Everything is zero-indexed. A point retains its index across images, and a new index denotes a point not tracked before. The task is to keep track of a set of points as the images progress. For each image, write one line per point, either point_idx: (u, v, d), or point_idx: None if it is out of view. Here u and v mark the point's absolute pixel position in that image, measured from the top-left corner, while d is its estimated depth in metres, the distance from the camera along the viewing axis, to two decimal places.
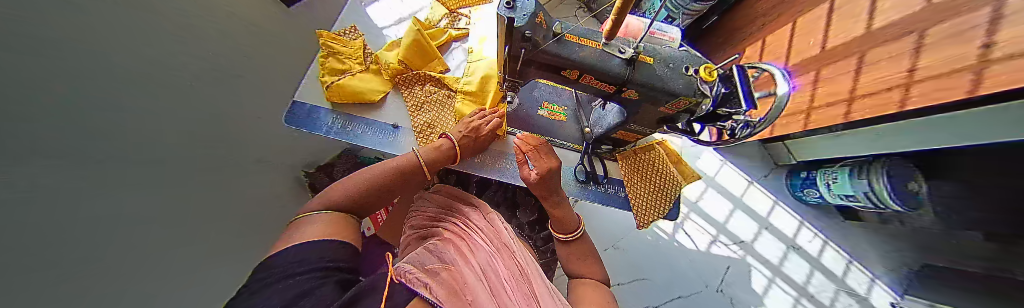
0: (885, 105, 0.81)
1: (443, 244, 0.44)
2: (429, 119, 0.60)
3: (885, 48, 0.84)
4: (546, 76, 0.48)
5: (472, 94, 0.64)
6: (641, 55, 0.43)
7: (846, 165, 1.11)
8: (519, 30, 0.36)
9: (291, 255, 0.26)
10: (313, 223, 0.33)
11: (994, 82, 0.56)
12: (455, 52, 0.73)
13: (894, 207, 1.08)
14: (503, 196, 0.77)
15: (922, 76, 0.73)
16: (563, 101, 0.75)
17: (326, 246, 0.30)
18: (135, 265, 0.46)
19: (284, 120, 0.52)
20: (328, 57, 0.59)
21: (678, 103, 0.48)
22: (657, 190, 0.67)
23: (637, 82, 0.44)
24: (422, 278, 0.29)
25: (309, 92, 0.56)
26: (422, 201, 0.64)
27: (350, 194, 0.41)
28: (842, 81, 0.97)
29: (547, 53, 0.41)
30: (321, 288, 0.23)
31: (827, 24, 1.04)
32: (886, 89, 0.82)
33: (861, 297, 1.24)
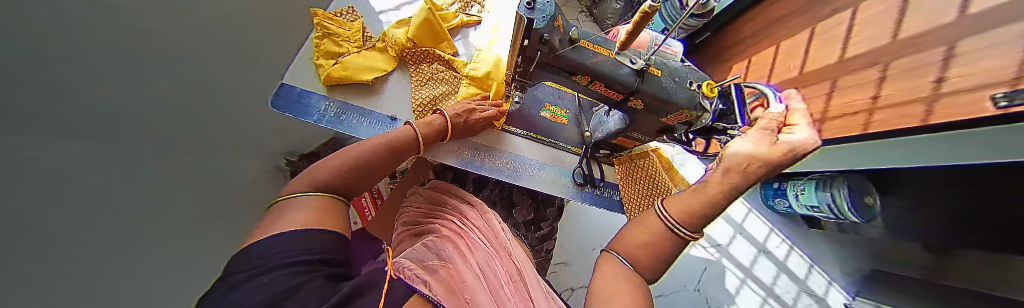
0: (850, 126, 0.91)
1: (440, 240, 0.44)
2: (431, 95, 0.59)
3: (854, 76, 0.92)
4: (555, 80, 0.49)
5: (476, 80, 0.63)
6: (651, 67, 0.45)
7: (813, 178, 1.22)
8: (538, 32, 0.37)
9: (271, 245, 0.24)
10: (294, 209, 0.30)
11: (944, 114, 0.64)
12: (463, 39, 0.71)
13: (851, 218, 1.19)
14: (500, 195, 0.77)
15: (883, 103, 0.80)
16: (565, 105, 0.76)
17: (311, 235, 0.27)
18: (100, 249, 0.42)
19: (269, 103, 0.47)
20: (323, 38, 0.56)
21: (679, 116, 0.50)
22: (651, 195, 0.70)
23: (645, 91, 0.46)
24: (422, 274, 0.29)
25: (299, 75, 0.53)
26: (418, 197, 0.63)
27: (338, 173, 0.38)
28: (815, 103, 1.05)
29: (562, 57, 0.42)
30: (312, 282, 0.21)
31: (806, 50, 1.12)
32: (852, 113, 0.90)
33: (819, 298, 1.36)
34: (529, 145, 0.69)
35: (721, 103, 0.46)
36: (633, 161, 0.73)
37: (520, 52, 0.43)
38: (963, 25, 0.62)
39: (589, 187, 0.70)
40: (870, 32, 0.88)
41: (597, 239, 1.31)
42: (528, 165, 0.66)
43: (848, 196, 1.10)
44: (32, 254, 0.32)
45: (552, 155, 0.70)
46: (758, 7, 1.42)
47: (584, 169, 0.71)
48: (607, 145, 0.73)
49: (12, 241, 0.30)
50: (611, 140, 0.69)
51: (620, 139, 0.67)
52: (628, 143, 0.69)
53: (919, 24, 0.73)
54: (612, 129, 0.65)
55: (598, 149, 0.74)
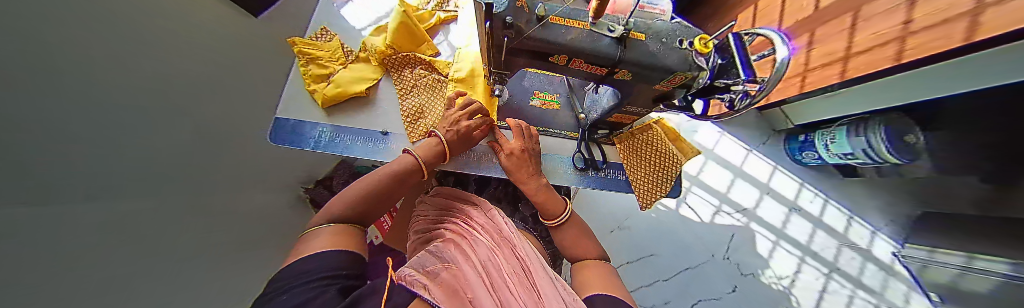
0: (879, 60, 0.81)
1: (444, 244, 0.44)
2: (416, 104, 0.59)
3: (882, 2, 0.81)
4: (535, 65, 0.47)
5: (462, 80, 0.62)
6: (632, 32, 0.41)
7: (844, 123, 1.12)
8: (500, 16, 0.36)
9: (297, 268, 0.25)
10: (316, 238, 0.31)
11: (988, 28, 0.56)
12: (445, 35, 0.70)
13: (891, 159, 1.09)
14: (504, 192, 0.78)
15: (919, 27, 0.71)
16: (555, 89, 0.74)
17: (331, 256, 0.28)
18: (159, 292, 0.46)
19: (269, 139, 0.48)
20: (308, 63, 0.56)
21: (675, 80, 0.45)
22: (659, 169, 0.67)
23: (630, 61, 0.42)
24: (420, 277, 0.29)
25: (288, 102, 0.54)
26: (424, 205, 0.64)
27: (350, 204, 0.38)
28: (836, 40, 0.95)
29: (537, 39, 0.39)
30: (324, 294, 0.21)
31: None
32: (880, 45, 0.81)
33: (864, 250, 1.27)
34: None
35: (720, 57, 0.43)
36: (635, 137, 0.71)
37: (489, 40, 0.41)
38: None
39: (591, 171, 0.67)
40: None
41: (614, 220, 1.29)
42: None
43: (884, 136, 1.01)
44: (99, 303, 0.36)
45: (546, 143, 0.68)
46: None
47: (584, 152, 0.69)
48: (605, 124, 0.71)
49: (79, 296, 0.33)
50: (607, 119, 0.67)
51: (616, 116, 0.65)
52: (626, 119, 0.66)
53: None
54: (607, 106, 0.61)
55: (596, 129, 0.72)
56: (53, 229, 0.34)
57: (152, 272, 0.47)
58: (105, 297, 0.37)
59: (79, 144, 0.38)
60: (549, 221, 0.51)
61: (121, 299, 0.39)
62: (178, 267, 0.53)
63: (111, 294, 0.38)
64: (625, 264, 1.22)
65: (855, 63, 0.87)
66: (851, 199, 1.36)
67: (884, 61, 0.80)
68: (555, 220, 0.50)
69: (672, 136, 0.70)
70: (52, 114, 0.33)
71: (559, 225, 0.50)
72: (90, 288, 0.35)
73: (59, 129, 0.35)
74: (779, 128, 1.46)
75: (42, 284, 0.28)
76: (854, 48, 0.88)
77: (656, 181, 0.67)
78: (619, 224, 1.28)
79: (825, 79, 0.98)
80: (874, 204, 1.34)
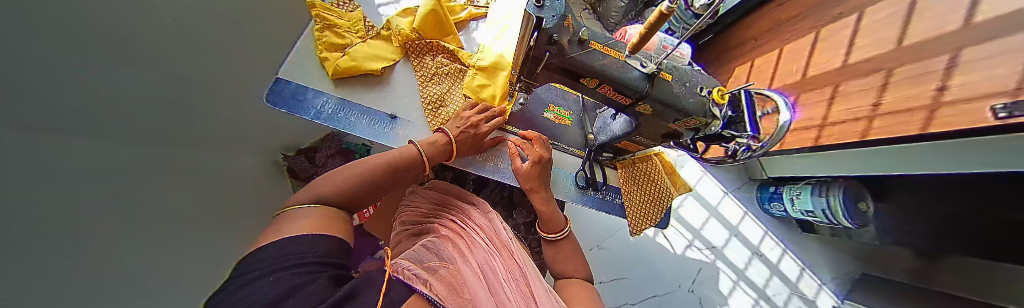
0: (848, 134, 0.91)
1: (440, 242, 0.44)
2: (438, 92, 0.59)
3: (860, 82, 0.91)
4: (558, 81, 0.49)
5: (484, 70, 0.61)
6: (662, 72, 0.45)
7: (810, 182, 1.24)
8: (547, 32, 0.38)
9: (278, 246, 0.23)
10: (297, 217, 0.29)
11: (942, 124, 0.66)
12: (472, 29, 0.70)
13: (845, 222, 1.18)
14: (500, 196, 0.79)
15: (886, 111, 0.80)
16: (569, 106, 0.75)
17: (317, 241, 0.26)
18: (111, 237, 0.42)
19: (265, 98, 0.46)
20: (324, 30, 0.54)
21: (689, 122, 0.50)
22: (651, 199, 0.71)
23: (653, 97, 0.46)
24: (418, 272, 0.30)
25: (294, 67, 0.51)
26: (416, 197, 0.63)
27: (338, 187, 0.36)
28: (819, 107, 1.05)
29: (573, 61, 0.42)
30: (317, 281, 0.21)
31: (810, 54, 1.11)
32: (852, 119, 0.90)
33: (810, 300, 1.38)
34: None
35: (732, 110, 0.46)
36: (636, 165, 0.75)
37: (529, 52, 0.43)
38: (969, 33, 0.63)
39: (591, 190, 0.70)
40: (874, 41, 0.89)
41: (594, 239, 1.32)
42: None
43: (842, 199, 1.12)
44: (56, 236, 0.33)
45: (553, 156, 0.70)
46: (771, 4, 1.36)
47: (586, 172, 0.70)
48: (610, 148, 0.73)
49: (39, 224, 0.30)
50: (614, 144, 0.70)
51: (625, 143, 0.69)
52: (631, 146, 0.70)
53: (927, 28, 0.73)
54: (617, 133, 0.65)
55: (601, 153, 0.74)
56: (24, 152, 0.31)
57: (111, 216, 0.43)
58: (62, 236, 0.34)
59: (54, 59, 0.34)
60: (550, 233, 0.52)
61: (72, 238, 0.36)
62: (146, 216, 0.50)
63: (72, 231, 0.35)
64: (599, 283, 1.24)
65: (829, 132, 0.98)
66: (806, 252, 1.48)
67: (853, 135, 0.90)
68: (557, 234, 0.51)
69: (667, 169, 0.74)
70: (33, 26, 0.30)
71: (562, 239, 0.51)
72: (53, 221, 0.33)
73: (35, 41, 0.31)
74: (755, 176, 1.58)
75: (3, 207, 0.26)
76: (829, 118, 0.99)
77: (645, 209, 0.70)
78: (598, 243, 1.32)
79: (804, 139, 1.09)
80: (824, 260, 1.47)
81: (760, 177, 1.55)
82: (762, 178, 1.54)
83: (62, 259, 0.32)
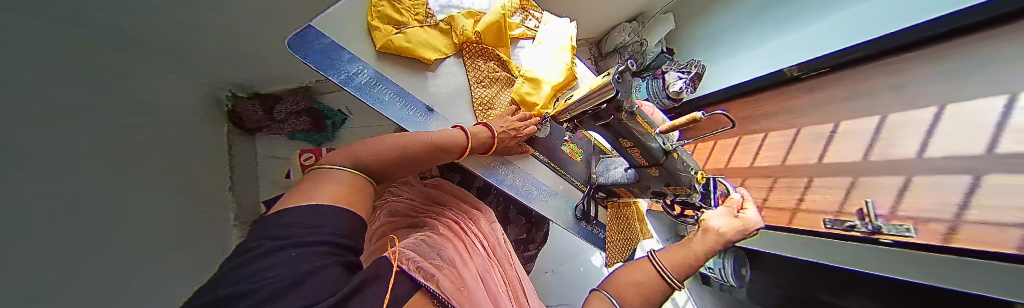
0: (777, 218, 0.98)
1: (441, 237, 0.42)
2: (487, 95, 0.60)
3: (820, 185, 0.90)
4: (599, 132, 0.53)
5: (531, 81, 0.64)
6: (674, 152, 0.52)
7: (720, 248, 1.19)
8: (619, 101, 0.41)
9: (298, 213, 0.21)
10: (329, 180, 0.26)
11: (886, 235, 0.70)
12: (522, 48, 0.69)
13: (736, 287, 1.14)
14: (497, 208, 0.75)
15: (808, 207, 0.90)
16: (581, 143, 0.76)
17: (337, 216, 0.24)
18: (53, 187, 0.32)
19: (286, 41, 0.42)
20: (384, 1, 0.53)
21: (676, 189, 0.55)
22: (625, 241, 0.78)
23: (666, 167, 0.51)
24: (423, 264, 0.30)
25: (334, 26, 0.47)
26: (409, 189, 0.60)
27: (377, 155, 0.33)
28: (760, 192, 1.10)
29: (624, 126, 0.47)
30: (328, 263, 0.20)
31: (759, 147, 1.18)
32: (780, 208, 0.99)
33: None
34: (546, 172, 0.69)
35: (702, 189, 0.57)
36: (620, 210, 0.79)
37: (593, 109, 0.45)
38: (931, 165, 0.67)
39: (583, 222, 0.74)
40: (845, 146, 0.88)
41: (550, 262, 1.38)
42: (542, 192, 0.66)
43: (734, 267, 1.09)
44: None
45: (559, 184, 0.71)
46: (735, 99, 1.38)
47: (584, 206, 0.73)
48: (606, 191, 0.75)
49: None
50: (610, 189, 0.72)
51: (619, 188, 0.69)
52: (624, 193, 0.71)
53: (894, 153, 0.76)
54: (617, 180, 0.66)
55: (597, 191, 0.76)
56: None
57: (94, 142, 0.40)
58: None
59: None
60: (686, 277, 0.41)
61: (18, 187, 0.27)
62: (90, 161, 0.39)
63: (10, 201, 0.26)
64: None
65: (768, 214, 1.02)
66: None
67: (783, 220, 0.96)
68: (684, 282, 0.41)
69: (639, 218, 0.81)
70: None
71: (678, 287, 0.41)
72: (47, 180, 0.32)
73: None
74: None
75: None
76: (769, 202, 1.04)
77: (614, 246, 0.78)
78: (552, 267, 1.38)
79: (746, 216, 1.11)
80: None
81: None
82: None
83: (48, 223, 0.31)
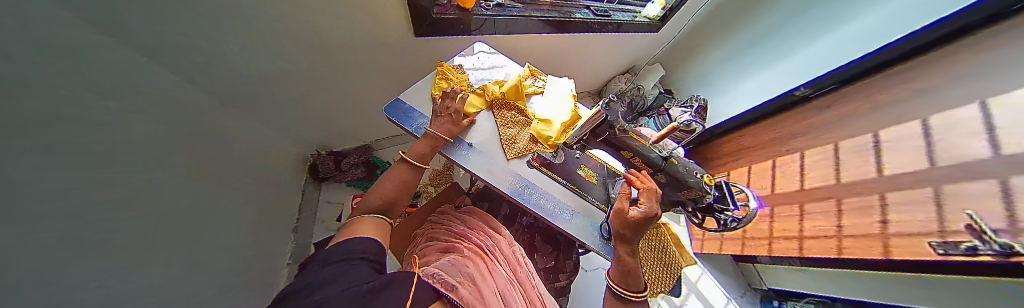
0: (863, 250, 0.78)
1: (467, 257, 0.48)
2: (511, 134, 0.76)
3: (904, 199, 0.74)
4: (605, 149, 0.63)
5: (545, 121, 0.80)
6: (672, 158, 0.58)
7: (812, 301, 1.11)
8: (610, 122, 0.53)
9: (339, 245, 0.37)
10: (361, 226, 0.46)
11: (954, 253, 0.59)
12: (535, 99, 0.88)
13: None
14: (523, 238, 0.80)
15: (898, 230, 0.73)
16: (596, 167, 0.82)
17: (358, 240, 0.40)
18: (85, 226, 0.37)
19: (384, 108, 0.69)
20: (441, 79, 0.79)
21: (688, 194, 0.61)
22: (665, 264, 0.77)
23: (668, 170, 0.58)
24: (448, 279, 0.37)
25: (413, 100, 0.75)
26: (445, 217, 0.68)
27: (383, 197, 0.53)
28: (821, 218, 0.96)
29: (620, 138, 0.57)
30: (357, 268, 0.33)
31: (802, 170, 1.10)
32: (862, 234, 0.81)
33: None
34: (564, 193, 0.75)
35: (717, 191, 0.61)
36: (649, 230, 0.82)
37: (592, 129, 0.56)
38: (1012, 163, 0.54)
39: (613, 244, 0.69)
40: (897, 153, 0.79)
41: None
42: (566, 209, 0.72)
43: None
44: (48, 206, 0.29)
45: (579, 205, 0.74)
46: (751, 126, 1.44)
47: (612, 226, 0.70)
48: None
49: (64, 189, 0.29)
50: None
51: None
52: None
53: (960, 155, 0.64)
54: None
55: None
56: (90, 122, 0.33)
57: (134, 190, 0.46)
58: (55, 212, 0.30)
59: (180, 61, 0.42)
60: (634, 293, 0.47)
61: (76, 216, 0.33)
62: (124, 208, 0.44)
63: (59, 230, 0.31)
64: None
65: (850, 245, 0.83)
66: None
67: (871, 251, 0.76)
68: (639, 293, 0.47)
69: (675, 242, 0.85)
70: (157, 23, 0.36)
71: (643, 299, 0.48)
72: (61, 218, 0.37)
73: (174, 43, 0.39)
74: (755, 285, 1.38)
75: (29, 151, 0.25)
76: (845, 230, 0.87)
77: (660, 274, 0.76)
78: None
79: (824, 252, 0.89)
80: None
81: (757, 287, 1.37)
82: (760, 289, 1.36)
83: (65, 249, 0.36)
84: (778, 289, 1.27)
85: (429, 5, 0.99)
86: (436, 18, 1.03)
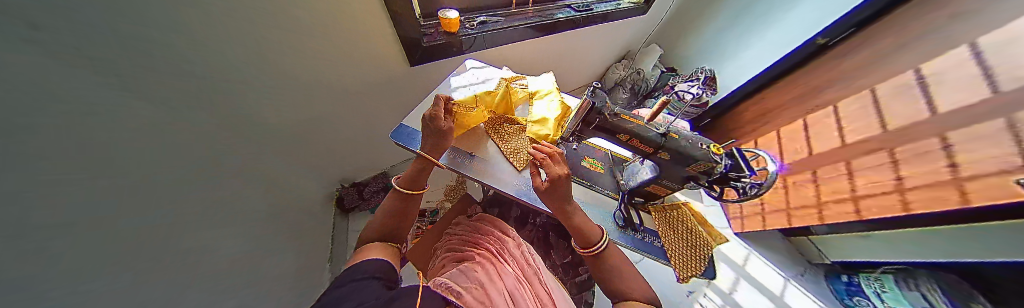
0: (808, 217, 0.89)
1: (474, 265, 0.57)
2: (512, 146, 0.84)
3: (827, 174, 0.81)
4: (603, 135, 0.72)
5: (538, 122, 0.86)
6: (671, 133, 0.65)
7: (888, 269, 0.88)
8: (598, 108, 0.64)
9: (350, 270, 0.44)
10: (368, 250, 0.53)
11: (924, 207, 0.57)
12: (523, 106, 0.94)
13: None
14: (537, 236, 0.92)
15: (864, 192, 0.69)
16: (600, 158, 1.00)
17: (367, 263, 0.46)
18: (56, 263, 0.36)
19: (392, 136, 0.76)
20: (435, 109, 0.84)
21: (699, 166, 0.66)
22: (692, 246, 0.80)
23: (669, 146, 0.65)
24: (454, 288, 0.44)
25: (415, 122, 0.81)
26: (461, 227, 0.77)
27: (380, 225, 0.60)
28: (804, 190, 0.90)
29: (611, 123, 0.66)
30: (371, 286, 0.40)
31: (779, 137, 1.01)
32: (837, 200, 0.78)
33: None
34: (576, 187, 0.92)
35: (730, 159, 0.62)
36: (667, 211, 0.90)
37: (583, 117, 0.67)
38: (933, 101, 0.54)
39: (629, 230, 0.85)
40: (820, 131, 0.82)
41: None
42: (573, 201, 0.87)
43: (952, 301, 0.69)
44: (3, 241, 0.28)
45: (587, 194, 0.92)
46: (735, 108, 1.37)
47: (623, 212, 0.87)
48: (641, 194, 0.90)
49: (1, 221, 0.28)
50: (646, 189, 0.85)
51: (654, 186, 0.83)
52: (663, 191, 0.83)
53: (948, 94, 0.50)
54: (645, 177, 0.81)
55: (634, 197, 0.91)
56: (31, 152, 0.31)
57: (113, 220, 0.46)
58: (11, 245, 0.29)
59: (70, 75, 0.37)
60: (585, 248, 0.65)
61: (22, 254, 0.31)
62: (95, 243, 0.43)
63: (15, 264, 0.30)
64: None
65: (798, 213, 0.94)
66: None
67: (813, 220, 0.88)
68: (591, 248, 0.64)
69: (699, 220, 0.86)
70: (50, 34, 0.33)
71: (597, 251, 0.64)
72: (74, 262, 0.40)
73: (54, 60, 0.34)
74: (815, 261, 1.17)
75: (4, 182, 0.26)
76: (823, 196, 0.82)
77: (688, 255, 0.78)
78: None
79: (778, 224, 1.01)
80: None
81: (820, 261, 1.14)
82: (824, 263, 1.14)
83: (68, 287, 0.37)
84: (846, 261, 1.04)
85: (418, 35, 1.07)
86: (426, 46, 1.12)
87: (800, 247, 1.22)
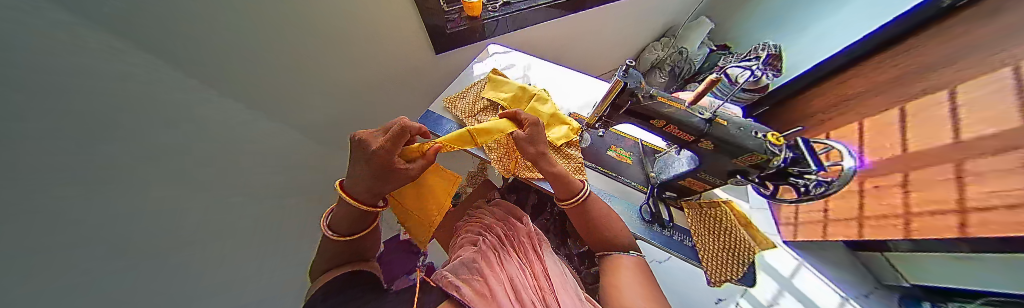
0: (890, 232, 0.74)
1: (481, 252, 0.60)
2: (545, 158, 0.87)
3: (921, 176, 0.64)
4: (633, 121, 0.67)
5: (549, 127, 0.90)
6: (718, 119, 0.57)
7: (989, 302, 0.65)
8: (631, 89, 0.58)
9: (317, 291, 0.48)
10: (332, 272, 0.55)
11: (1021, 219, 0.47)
12: None
13: None
14: (554, 224, 0.93)
15: (974, 207, 0.51)
16: (630, 148, 0.94)
17: (332, 282, 0.50)
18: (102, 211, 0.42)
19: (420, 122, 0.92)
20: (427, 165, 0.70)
21: (750, 158, 0.57)
22: (726, 249, 0.72)
23: (714, 135, 0.57)
24: (454, 280, 0.47)
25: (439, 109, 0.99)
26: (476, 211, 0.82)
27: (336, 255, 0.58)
28: (889, 194, 0.75)
29: (643, 106, 0.61)
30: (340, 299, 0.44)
31: (862, 131, 0.84)
32: (938, 211, 0.60)
33: None
34: (601, 178, 0.89)
35: (792, 152, 0.54)
36: (703, 208, 0.80)
37: (613, 101, 0.63)
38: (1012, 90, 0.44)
39: (656, 226, 0.81)
40: (924, 123, 0.64)
41: None
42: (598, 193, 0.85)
43: None
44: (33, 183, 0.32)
45: (615, 187, 0.88)
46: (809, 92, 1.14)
47: (652, 207, 0.83)
48: (674, 189, 0.83)
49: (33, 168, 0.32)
50: (679, 183, 0.79)
51: (689, 180, 0.77)
52: (700, 185, 0.76)
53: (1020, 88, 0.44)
54: (680, 170, 0.75)
55: (665, 192, 0.85)
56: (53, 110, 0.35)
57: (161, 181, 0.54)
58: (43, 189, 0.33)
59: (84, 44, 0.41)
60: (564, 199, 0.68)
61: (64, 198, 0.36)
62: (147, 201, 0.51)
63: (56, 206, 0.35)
64: None
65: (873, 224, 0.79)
66: None
67: (894, 232, 0.73)
68: (569, 200, 0.67)
69: (744, 221, 0.75)
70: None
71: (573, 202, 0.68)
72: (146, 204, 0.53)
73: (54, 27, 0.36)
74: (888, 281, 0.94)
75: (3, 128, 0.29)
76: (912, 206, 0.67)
77: (720, 258, 0.72)
78: None
79: (846, 235, 0.87)
80: None
81: (893, 282, 0.93)
82: (899, 285, 0.92)
83: (109, 230, 0.43)
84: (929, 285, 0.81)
85: (442, 23, 1.19)
86: (449, 33, 1.23)
87: (868, 262, 1.01)
